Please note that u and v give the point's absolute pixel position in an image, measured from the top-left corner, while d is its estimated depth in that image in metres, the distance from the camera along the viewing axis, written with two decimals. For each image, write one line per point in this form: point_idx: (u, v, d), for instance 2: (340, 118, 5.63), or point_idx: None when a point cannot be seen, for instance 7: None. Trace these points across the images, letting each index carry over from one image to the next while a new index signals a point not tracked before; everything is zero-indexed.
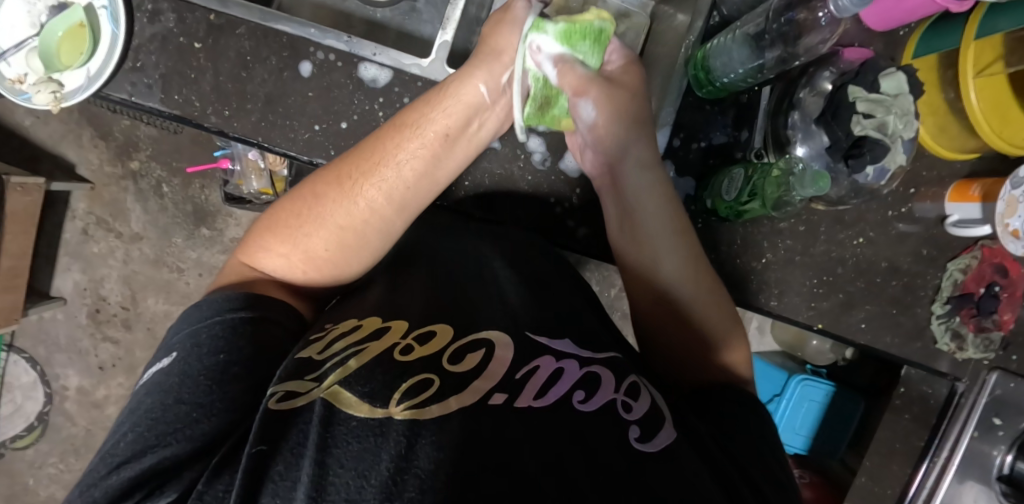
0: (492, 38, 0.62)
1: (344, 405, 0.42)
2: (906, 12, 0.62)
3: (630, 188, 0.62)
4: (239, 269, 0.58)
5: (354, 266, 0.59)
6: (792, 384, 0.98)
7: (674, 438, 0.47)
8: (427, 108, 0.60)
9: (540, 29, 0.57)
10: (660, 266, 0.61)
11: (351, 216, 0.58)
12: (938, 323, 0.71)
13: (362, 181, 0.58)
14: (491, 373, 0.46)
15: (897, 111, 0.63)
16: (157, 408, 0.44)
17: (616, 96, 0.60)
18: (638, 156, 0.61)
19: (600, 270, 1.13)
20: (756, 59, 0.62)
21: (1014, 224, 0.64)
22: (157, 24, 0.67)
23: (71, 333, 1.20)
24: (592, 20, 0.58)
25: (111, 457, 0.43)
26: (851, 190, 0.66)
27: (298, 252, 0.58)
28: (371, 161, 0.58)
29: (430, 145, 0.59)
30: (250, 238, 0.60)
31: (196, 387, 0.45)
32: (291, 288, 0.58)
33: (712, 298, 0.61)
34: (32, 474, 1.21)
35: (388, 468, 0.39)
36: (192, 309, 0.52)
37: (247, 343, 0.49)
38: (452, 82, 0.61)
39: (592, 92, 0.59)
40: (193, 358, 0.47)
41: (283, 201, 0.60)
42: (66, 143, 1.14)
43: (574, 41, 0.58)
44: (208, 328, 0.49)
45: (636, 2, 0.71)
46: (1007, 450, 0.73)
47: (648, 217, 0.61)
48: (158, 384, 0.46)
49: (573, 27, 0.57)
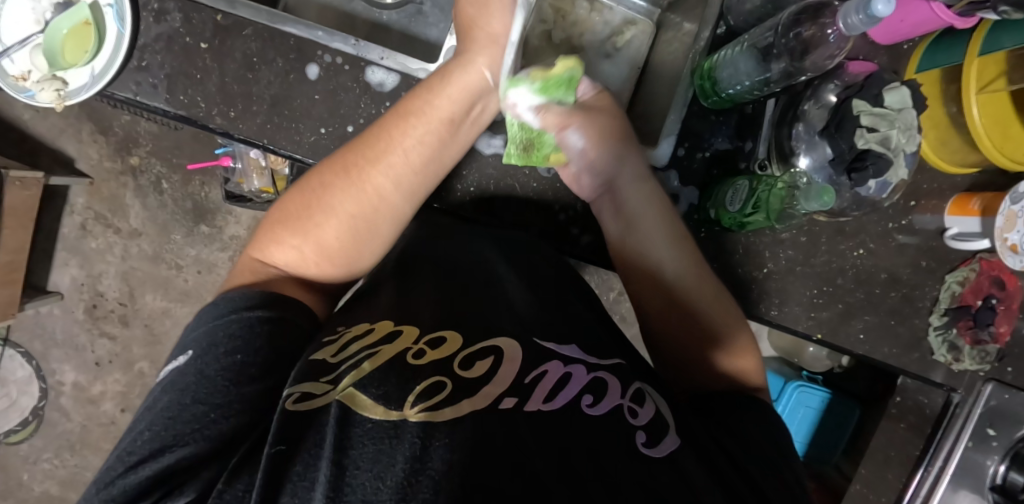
0: (479, 25, 0.61)
1: (360, 407, 0.43)
2: (912, 26, 0.62)
3: (628, 203, 0.62)
4: (252, 265, 0.58)
5: (366, 256, 0.60)
6: (790, 389, 0.99)
7: (679, 444, 0.47)
8: (430, 94, 0.59)
9: (516, 84, 0.56)
10: (664, 269, 0.62)
11: (362, 204, 0.58)
12: (936, 335, 0.71)
13: (371, 168, 0.58)
14: (501, 378, 0.47)
15: (901, 125, 0.64)
16: (173, 408, 0.44)
17: (599, 120, 0.61)
18: (633, 169, 0.62)
19: (599, 274, 1.14)
20: (762, 72, 0.63)
21: (1011, 238, 0.64)
22: (162, 24, 0.66)
23: (68, 328, 1.19)
24: (564, 71, 0.56)
25: (128, 455, 0.43)
26: (851, 202, 0.67)
27: (311, 243, 0.58)
28: (377, 149, 0.58)
29: (434, 131, 0.59)
30: (262, 231, 0.60)
31: (214, 387, 0.45)
32: (304, 283, 0.58)
33: (721, 305, 0.62)
34: (28, 469, 1.21)
35: (403, 469, 0.39)
36: (206, 308, 0.52)
37: (265, 343, 0.49)
38: (448, 68, 0.60)
39: (580, 121, 0.59)
40: (209, 358, 0.47)
41: (291, 193, 0.60)
42: (65, 138, 1.14)
43: (551, 92, 0.57)
44: (225, 327, 0.49)
45: (643, 9, 0.73)
46: (1000, 460, 0.74)
47: (646, 231, 0.62)
48: (175, 383, 0.46)
49: (548, 81, 0.56)
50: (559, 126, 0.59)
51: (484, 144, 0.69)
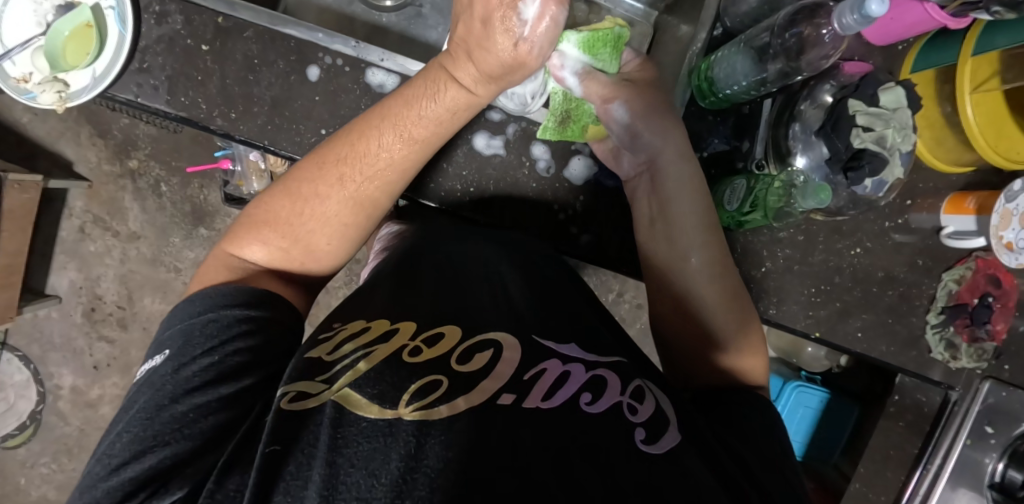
0: (482, 64, 0.54)
1: (354, 406, 0.43)
2: (906, 27, 0.64)
3: (667, 180, 0.62)
4: (228, 261, 0.58)
5: (352, 251, 0.61)
6: (788, 390, 0.99)
7: (679, 441, 0.47)
8: (427, 117, 0.57)
9: (562, 39, 0.62)
10: (689, 259, 0.61)
11: (356, 214, 0.58)
12: (933, 332, 0.72)
13: (367, 183, 0.58)
14: (498, 374, 0.47)
15: (896, 125, 0.64)
16: (151, 408, 0.45)
17: (646, 96, 0.63)
18: (674, 147, 0.62)
19: (599, 275, 1.15)
20: (759, 72, 0.64)
21: (1008, 236, 0.65)
22: (164, 26, 0.67)
23: (66, 331, 1.19)
24: (611, 27, 0.62)
25: (108, 458, 0.43)
26: (849, 201, 0.68)
27: (298, 246, 0.58)
28: (376, 166, 0.57)
29: (430, 148, 0.59)
30: (240, 226, 0.60)
31: (191, 386, 0.46)
32: (286, 277, 0.59)
33: (737, 305, 0.61)
34: (25, 473, 1.20)
35: (398, 467, 0.40)
36: (182, 305, 0.52)
37: (241, 341, 0.49)
38: (444, 88, 0.57)
39: (620, 95, 0.62)
40: (185, 359, 0.48)
41: (277, 193, 0.59)
42: (64, 141, 1.14)
43: (596, 49, 0.63)
44: (203, 325, 0.50)
45: (640, 11, 0.76)
46: (999, 458, 0.74)
47: (680, 214, 0.61)
48: (151, 383, 0.47)
49: (593, 36, 0.62)
50: (601, 99, 0.63)
51: (483, 145, 0.70)
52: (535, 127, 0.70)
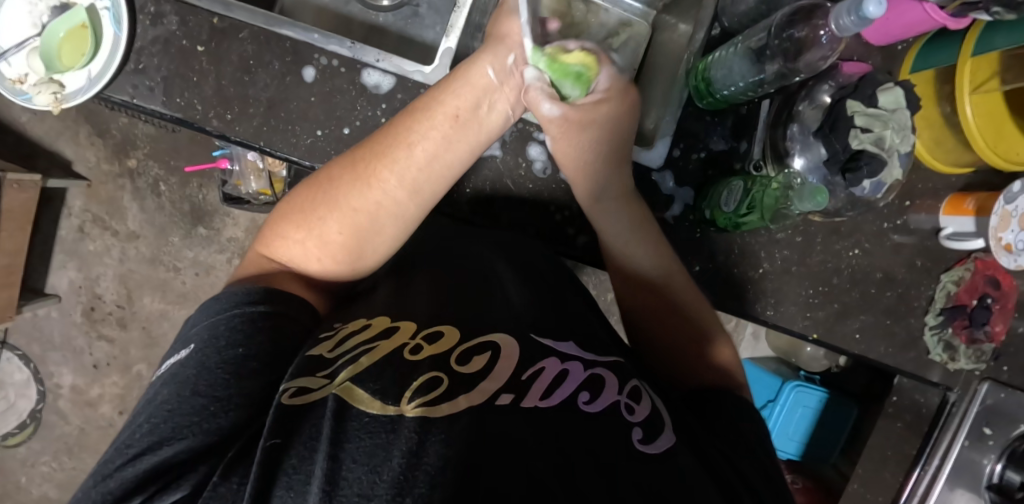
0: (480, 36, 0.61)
1: (357, 401, 0.43)
2: (904, 27, 0.63)
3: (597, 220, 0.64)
4: (258, 261, 0.58)
5: (370, 252, 0.58)
6: (786, 390, 0.99)
7: (675, 441, 0.47)
8: (439, 94, 0.58)
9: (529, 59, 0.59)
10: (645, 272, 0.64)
11: (361, 196, 0.56)
12: (932, 334, 0.71)
13: (374, 160, 0.56)
14: (497, 375, 0.47)
15: (894, 126, 0.64)
16: (173, 399, 0.45)
17: (579, 139, 0.61)
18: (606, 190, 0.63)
19: (598, 275, 1.15)
20: (757, 73, 0.63)
21: (1006, 238, 0.66)
22: (159, 27, 0.67)
23: (66, 330, 1.19)
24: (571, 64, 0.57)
25: (127, 447, 0.43)
26: (846, 203, 0.67)
27: (312, 238, 0.57)
28: (383, 143, 0.56)
29: (440, 127, 0.57)
30: (269, 227, 0.60)
31: (214, 379, 0.45)
32: (307, 280, 0.57)
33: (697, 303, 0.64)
34: (26, 472, 1.21)
35: (400, 464, 0.39)
36: (209, 302, 0.52)
37: (266, 339, 0.49)
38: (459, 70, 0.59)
39: (555, 131, 0.60)
40: (211, 351, 0.47)
41: (300, 188, 0.60)
42: (63, 140, 1.14)
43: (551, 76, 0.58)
44: (226, 321, 0.49)
45: (638, 10, 0.73)
46: (997, 459, 0.74)
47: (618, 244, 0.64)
48: (177, 375, 0.46)
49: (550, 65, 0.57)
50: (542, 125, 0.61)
51: None
52: (532, 127, 0.69)
